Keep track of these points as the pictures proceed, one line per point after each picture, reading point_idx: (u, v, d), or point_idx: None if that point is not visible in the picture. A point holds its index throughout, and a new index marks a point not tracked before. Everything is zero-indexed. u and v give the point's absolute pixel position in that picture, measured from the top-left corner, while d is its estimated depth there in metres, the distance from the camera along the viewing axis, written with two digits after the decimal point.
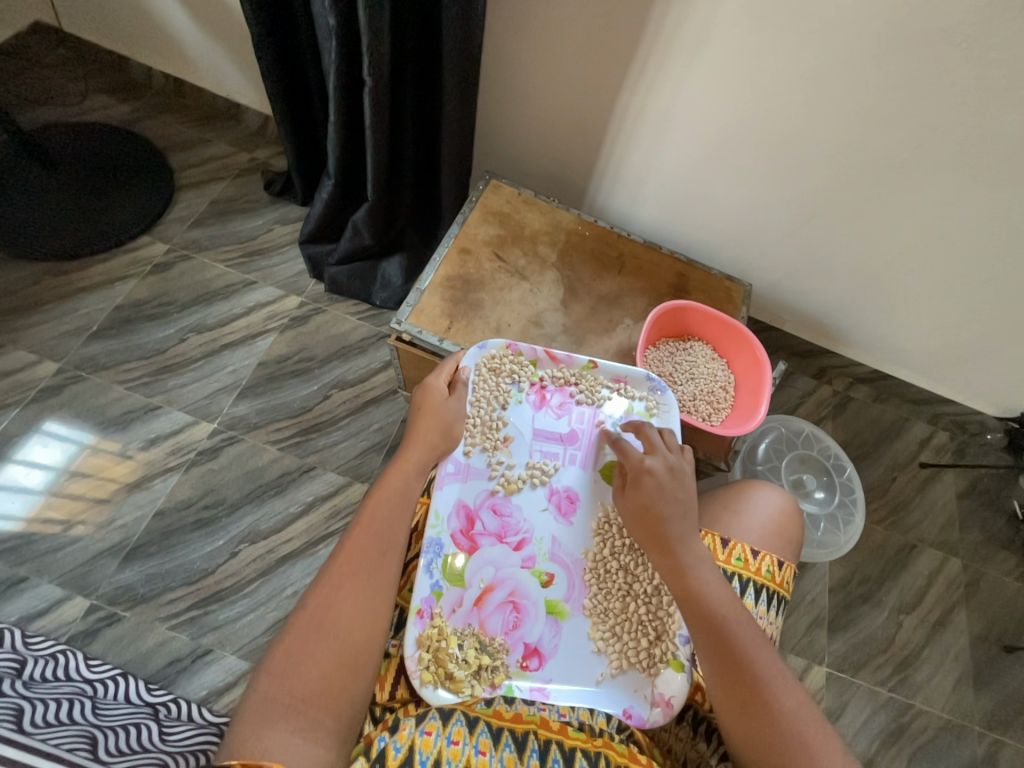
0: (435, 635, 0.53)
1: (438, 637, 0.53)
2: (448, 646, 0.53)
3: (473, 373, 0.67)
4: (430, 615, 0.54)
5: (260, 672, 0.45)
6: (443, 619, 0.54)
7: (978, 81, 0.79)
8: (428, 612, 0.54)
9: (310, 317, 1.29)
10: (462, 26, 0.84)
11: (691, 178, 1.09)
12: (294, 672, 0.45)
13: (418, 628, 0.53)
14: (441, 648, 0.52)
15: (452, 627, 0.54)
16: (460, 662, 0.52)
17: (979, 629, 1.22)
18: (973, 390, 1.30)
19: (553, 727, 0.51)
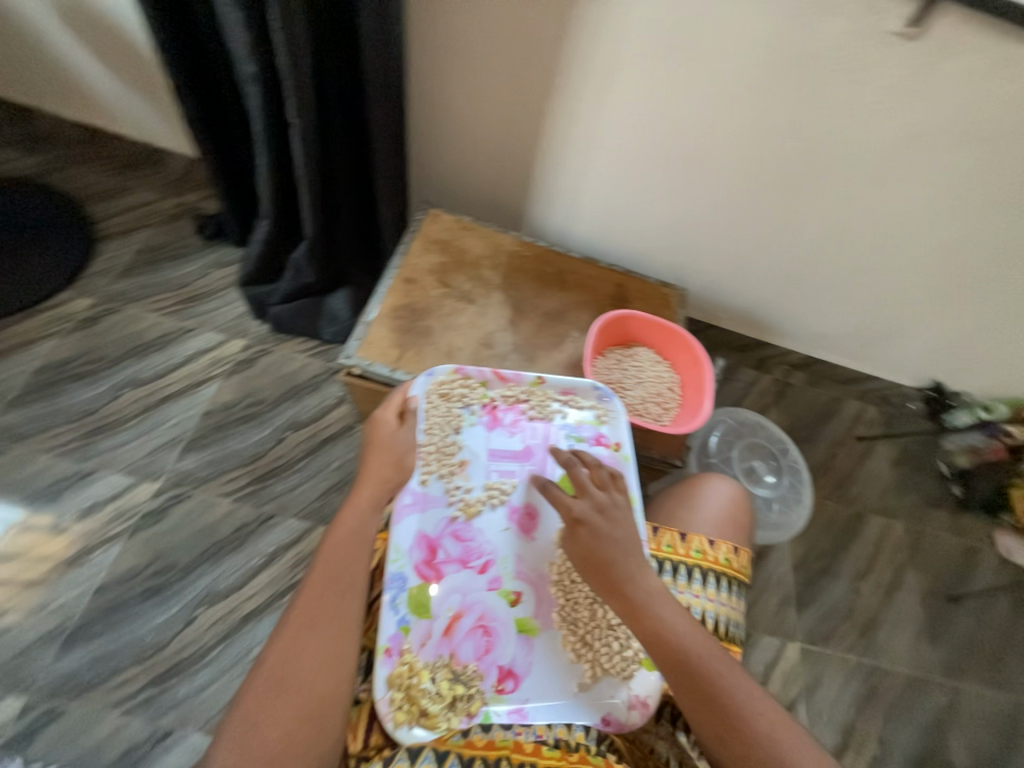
0: (406, 672, 0.50)
1: (410, 674, 0.50)
2: (420, 681, 0.50)
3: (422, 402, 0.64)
4: (399, 651, 0.51)
5: (221, 737, 0.43)
6: (412, 655, 0.51)
7: (850, 97, 0.89)
8: (397, 650, 0.51)
9: (256, 360, 1.25)
10: (384, 68, 0.87)
11: (619, 195, 1.15)
12: (256, 734, 0.43)
13: (388, 667, 0.50)
14: (413, 685, 0.50)
15: (422, 660, 0.51)
16: (433, 696, 0.50)
17: (927, 585, 1.32)
18: (891, 365, 1.44)
19: (526, 749, 0.51)
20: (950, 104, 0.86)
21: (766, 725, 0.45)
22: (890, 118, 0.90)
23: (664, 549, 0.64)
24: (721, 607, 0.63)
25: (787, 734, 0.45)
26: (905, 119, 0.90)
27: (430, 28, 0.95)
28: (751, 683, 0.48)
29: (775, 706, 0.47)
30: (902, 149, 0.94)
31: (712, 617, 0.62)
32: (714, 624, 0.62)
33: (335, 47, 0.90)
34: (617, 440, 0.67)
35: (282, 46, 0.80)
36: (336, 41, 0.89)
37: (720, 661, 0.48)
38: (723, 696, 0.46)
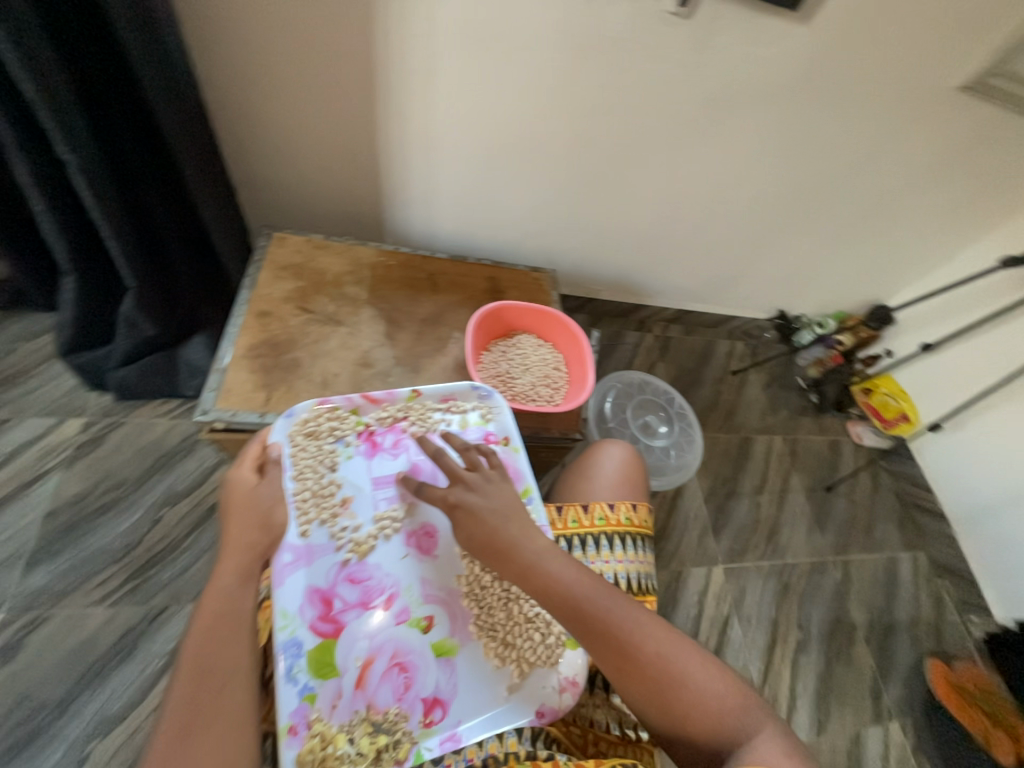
0: (319, 745, 0.45)
1: (323, 745, 0.46)
2: (337, 748, 0.46)
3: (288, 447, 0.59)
4: (307, 725, 0.46)
5: None
6: (324, 724, 0.47)
7: (651, 74, 0.96)
8: (303, 724, 0.46)
9: (106, 437, 1.08)
10: (172, 93, 0.76)
11: (473, 189, 1.15)
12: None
13: (296, 747, 0.45)
14: (330, 755, 0.46)
15: (337, 724, 0.47)
16: (354, 759, 0.46)
17: (808, 483, 1.54)
18: (744, 303, 1.63)
19: None
20: (735, 72, 0.96)
21: (653, 645, 0.49)
22: (687, 89, 0.99)
23: (570, 526, 0.67)
24: (631, 566, 0.66)
25: (671, 647, 0.50)
26: (700, 89, 0.99)
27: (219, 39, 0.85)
28: (639, 610, 0.51)
29: (660, 624, 0.51)
30: (707, 116, 1.04)
31: (625, 576, 0.65)
32: (628, 583, 0.65)
33: (104, 66, 0.76)
34: (505, 434, 0.68)
35: (22, 69, 0.65)
36: (99, 55, 0.75)
37: (609, 598, 0.51)
38: (614, 629, 0.49)
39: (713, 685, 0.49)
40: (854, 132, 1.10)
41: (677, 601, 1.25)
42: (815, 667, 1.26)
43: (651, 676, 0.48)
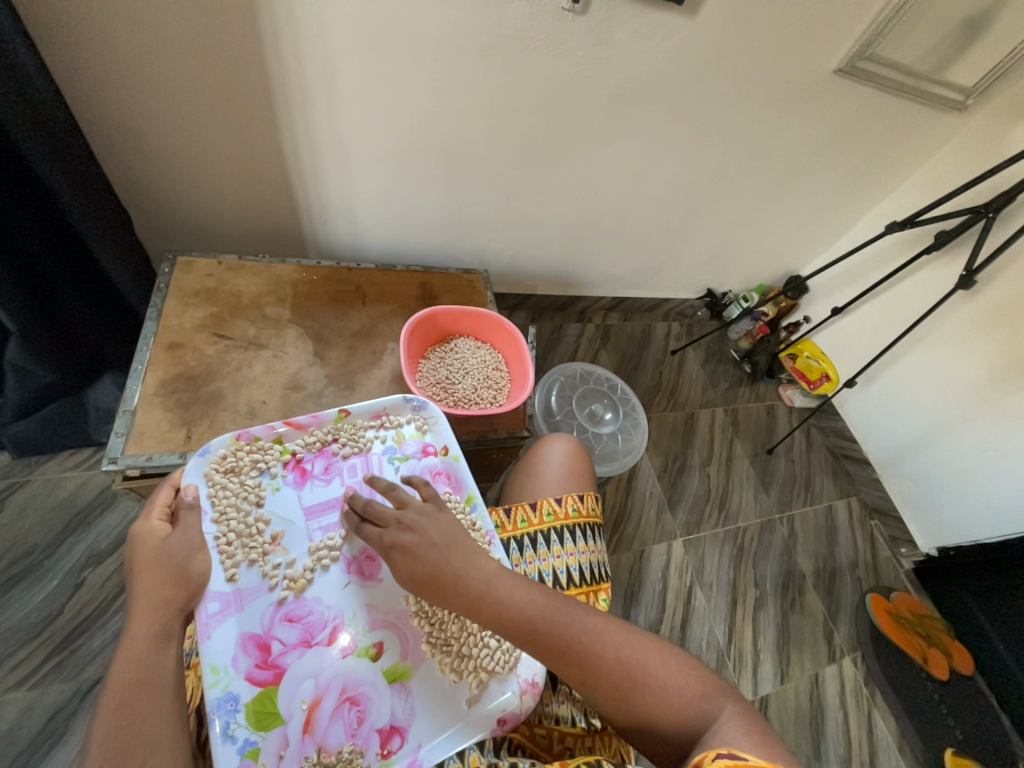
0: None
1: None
2: None
3: (204, 488, 0.54)
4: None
5: None
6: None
7: (557, 70, 0.97)
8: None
9: (7, 501, 0.96)
10: (41, 128, 0.68)
11: (394, 196, 1.12)
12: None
13: None
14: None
15: None
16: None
17: (751, 448, 1.64)
18: (675, 285, 1.70)
19: None
20: (635, 66, 0.99)
21: (613, 652, 0.49)
22: (594, 83, 1.01)
23: (520, 526, 0.67)
24: (583, 556, 0.67)
25: (630, 649, 0.50)
26: (606, 83, 1.02)
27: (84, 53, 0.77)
28: (595, 618, 0.51)
29: (618, 629, 0.51)
30: (615, 108, 1.07)
31: (578, 568, 0.66)
32: (582, 574, 0.66)
33: None
34: (443, 443, 0.67)
35: None
36: None
37: (564, 612, 0.51)
38: (572, 644, 0.49)
39: (675, 680, 0.49)
40: (751, 116, 1.17)
41: (642, 580, 1.29)
42: (774, 620, 1.34)
43: (614, 683, 0.48)
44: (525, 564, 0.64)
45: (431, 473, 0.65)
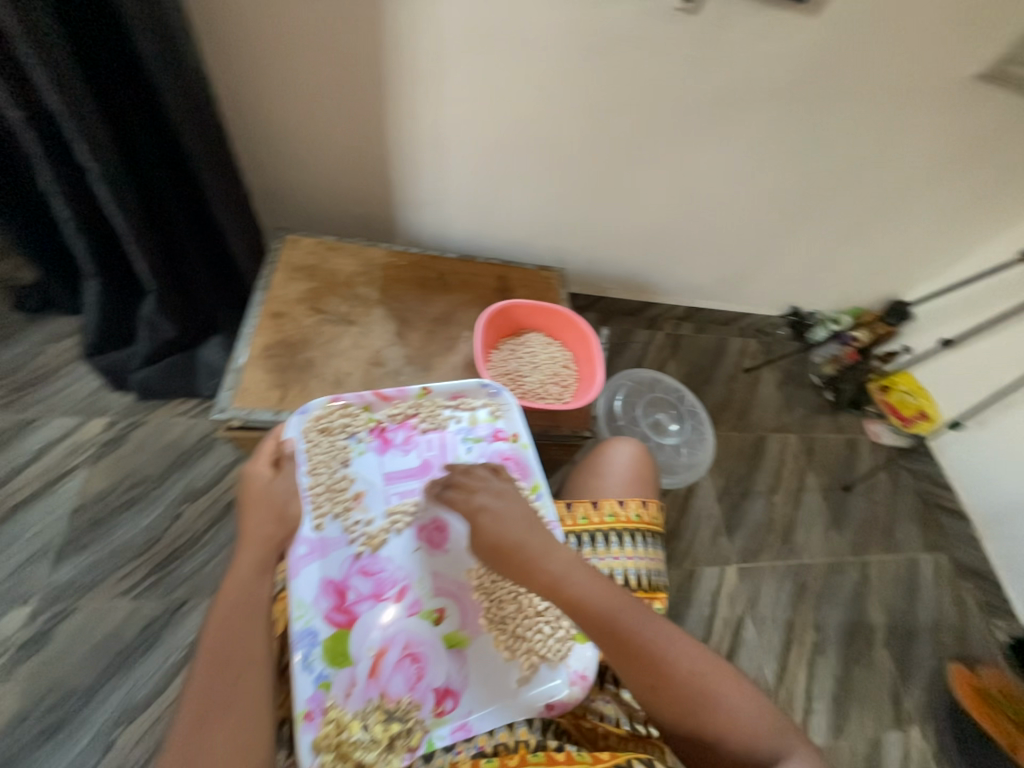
0: (334, 730, 0.45)
1: (338, 730, 0.46)
2: (350, 734, 0.46)
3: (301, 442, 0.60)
4: (322, 712, 0.46)
5: None
6: (338, 709, 0.47)
7: (660, 71, 0.96)
8: (319, 711, 0.46)
9: (128, 436, 1.11)
10: (188, 106, 0.79)
11: (482, 191, 1.16)
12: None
13: (312, 732, 0.45)
14: (344, 740, 0.46)
15: (350, 712, 0.47)
16: (367, 744, 0.46)
17: (825, 482, 1.52)
18: (757, 300, 1.61)
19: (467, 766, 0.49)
20: (741, 69, 0.96)
21: (686, 663, 0.49)
22: (698, 84, 0.99)
23: (580, 522, 0.67)
24: (641, 562, 0.66)
25: (702, 665, 0.49)
26: (709, 85, 0.99)
27: (232, 51, 0.87)
28: (669, 626, 0.51)
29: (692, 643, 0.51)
30: (714, 112, 1.04)
31: (635, 573, 0.65)
32: (637, 580, 0.65)
33: (127, 81, 0.80)
34: (514, 431, 0.69)
35: (47, 84, 0.68)
36: (116, 72, 0.78)
37: (641, 614, 0.50)
38: (646, 648, 0.48)
39: (745, 704, 0.48)
40: (867, 124, 1.09)
41: (689, 601, 1.24)
42: (832, 668, 1.24)
43: (683, 695, 0.48)
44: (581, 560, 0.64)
45: (500, 457, 0.67)
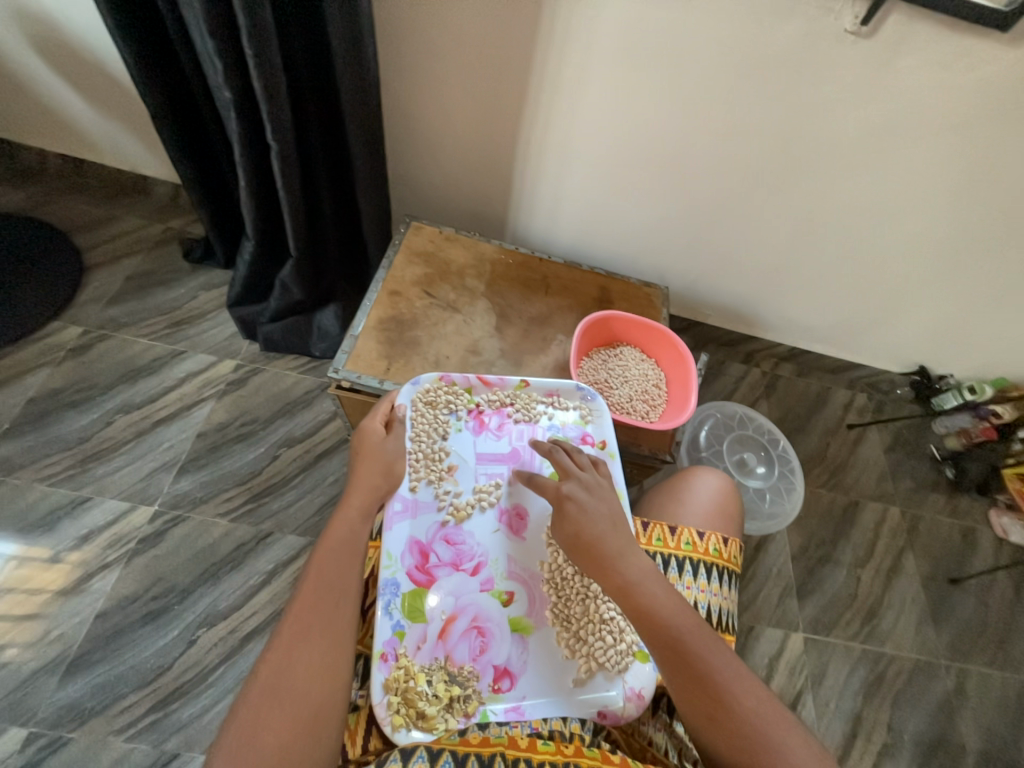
0: (403, 676, 0.52)
1: (406, 677, 0.52)
2: (416, 684, 0.51)
3: (410, 410, 0.68)
4: (395, 656, 0.52)
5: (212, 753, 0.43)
6: (409, 659, 0.53)
7: (815, 95, 0.92)
8: (393, 654, 0.52)
9: (248, 379, 1.26)
10: (359, 97, 0.89)
11: (599, 200, 1.18)
12: (250, 748, 0.42)
13: (385, 672, 0.51)
14: (410, 688, 0.51)
15: (419, 664, 0.53)
16: (430, 698, 0.51)
17: (927, 569, 1.33)
18: (876, 353, 1.46)
19: (521, 745, 0.48)
20: (909, 96, 0.90)
21: (750, 704, 0.46)
22: (854, 111, 0.93)
23: (654, 543, 0.66)
24: (713, 598, 0.65)
25: (770, 712, 0.46)
26: (868, 112, 0.93)
27: (402, 50, 0.97)
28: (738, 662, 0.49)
29: (761, 688, 0.48)
30: (868, 141, 0.97)
31: (705, 607, 0.64)
32: (707, 614, 0.64)
33: (313, 73, 0.92)
34: (602, 438, 0.71)
35: (257, 71, 0.81)
36: (308, 64, 0.91)
37: (709, 640, 0.49)
38: (709, 672, 0.47)
39: None
40: None
41: (743, 659, 1.15)
42: None
43: (743, 736, 0.45)
44: None
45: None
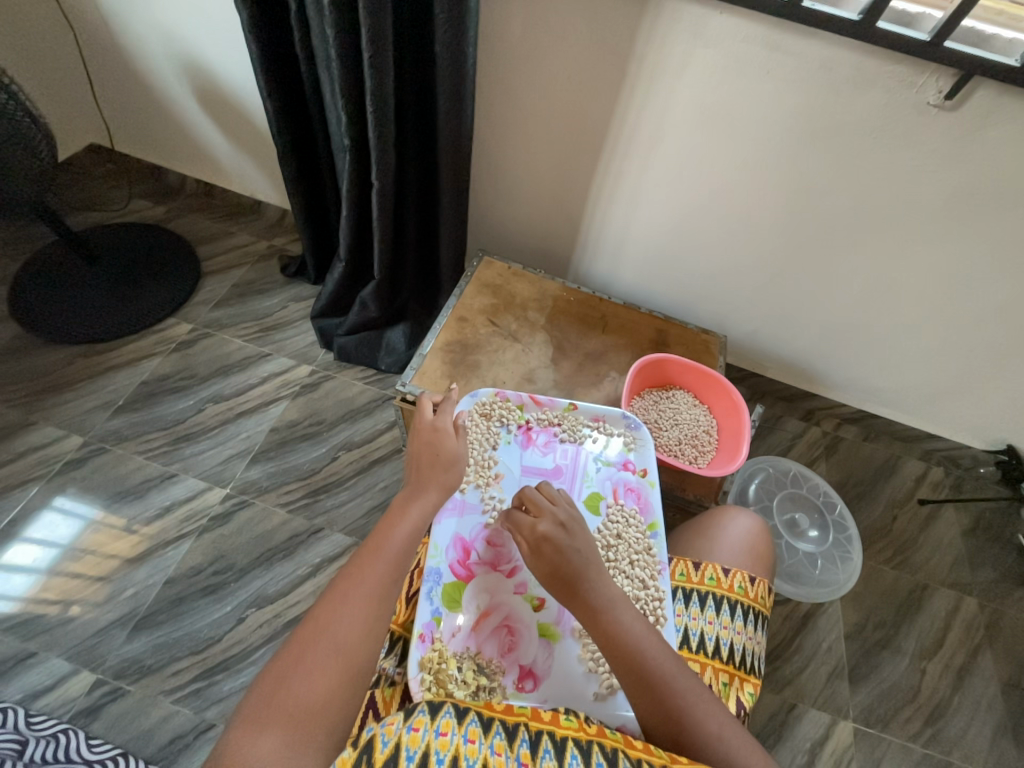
0: (436, 658, 0.59)
1: (439, 659, 0.59)
2: (448, 668, 0.59)
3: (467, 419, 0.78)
4: (431, 639, 0.60)
5: (264, 679, 0.49)
6: (443, 644, 0.60)
7: (893, 159, 0.93)
8: (429, 636, 0.60)
9: (320, 384, 1.38)
10: (454, 144, 1.01)
11: (664, 247, 1.22)
12: (299, 683, 0.48)
13: (420, 651, 0.59)
14: (442, 669, 0.59)
15: (451, 650, 0.61)
16: (459, 682, 0.59)
17: (1009, 674, 1.18)
18: (954, 425, 1.36)
19: (544, 718, 0.51)
20: (998, 167, 0.88)
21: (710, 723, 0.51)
22: (935, 178, 0.93)
23: (678, 578, 0.71)
24: (737, 636, 0.67)
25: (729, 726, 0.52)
26: (949, 181, 0.92)
27: (494, 106, 1.09)
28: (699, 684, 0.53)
29: (719, 707, 0.52)
30: (952, 208, 0.96)
31: (728, 644, 0.66)
32: (731, 652, 0.66)
33: (416, 122, 1.06)
34: (643, 466, 0.77)
35: (373, 122, 0.95)
36: (415, 116, 1.05)
37: (674, 662, 0.53)
38: (671, 691, 0.51)
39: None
40: None
41: (781, 737, 1.07)
42: None
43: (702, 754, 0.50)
44: (675, 614, 0.68)
45: (624, 485, 0.75)
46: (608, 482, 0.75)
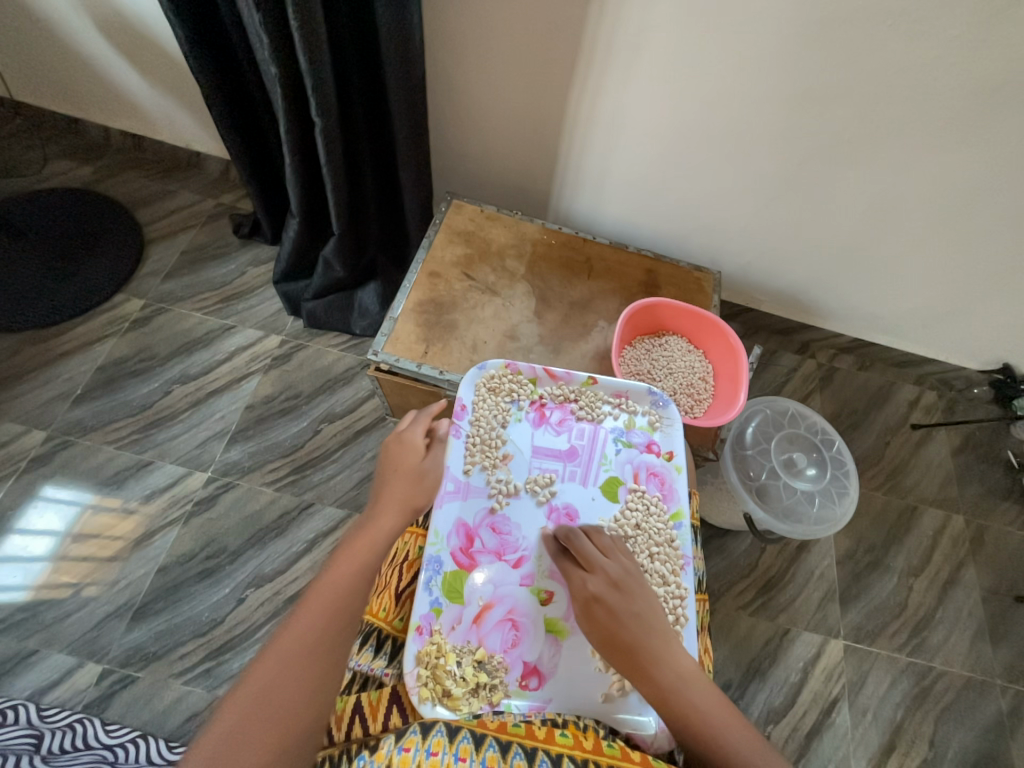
0: (434, 652, 0.57)
1: (438, 653, 0.58)
2: (446, 663, 0.57)
3: (474, 397, 0.74)
4: (430, 631, 0.59)
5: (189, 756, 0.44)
6: (443, 636, 0.59)
7: (906, 54, 0.81)
8: (428, 629, 0.59)
9: (292, 355, 1.30)
10: (402, 65, 0.86)
11: (651, 176, 1.10)
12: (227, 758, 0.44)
13: (418, 644, 0.58)
14: (440, 664, 0.57)
15: (451, 644, 0.59)
16: (457, 679, 0.57)
17: (990, 583, 1.23)
18: (952, 347, 1.32)
19: (538, 736, 0.51)
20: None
21: None
22: (955, 71, 0.81)
23: None
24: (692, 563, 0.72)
25: None
26: (971, 73, 0.81)
27: (447, 12, 0.92)
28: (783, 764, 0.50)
29: None
30: (972, 106, 0.85)
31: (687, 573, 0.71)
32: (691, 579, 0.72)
33: (357, 43, 0.90)
34: (669, 449, 0.73)
35: (302, 43, 0.79)
36: (354, 32, 0.89)
37: (749, 738, 0.51)
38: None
39: None
40: None
41: (776, 660, 1.12)
42: None
43: None
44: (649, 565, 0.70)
45: (646, 469, 0.72)
46: (629, 466, 0.72)
